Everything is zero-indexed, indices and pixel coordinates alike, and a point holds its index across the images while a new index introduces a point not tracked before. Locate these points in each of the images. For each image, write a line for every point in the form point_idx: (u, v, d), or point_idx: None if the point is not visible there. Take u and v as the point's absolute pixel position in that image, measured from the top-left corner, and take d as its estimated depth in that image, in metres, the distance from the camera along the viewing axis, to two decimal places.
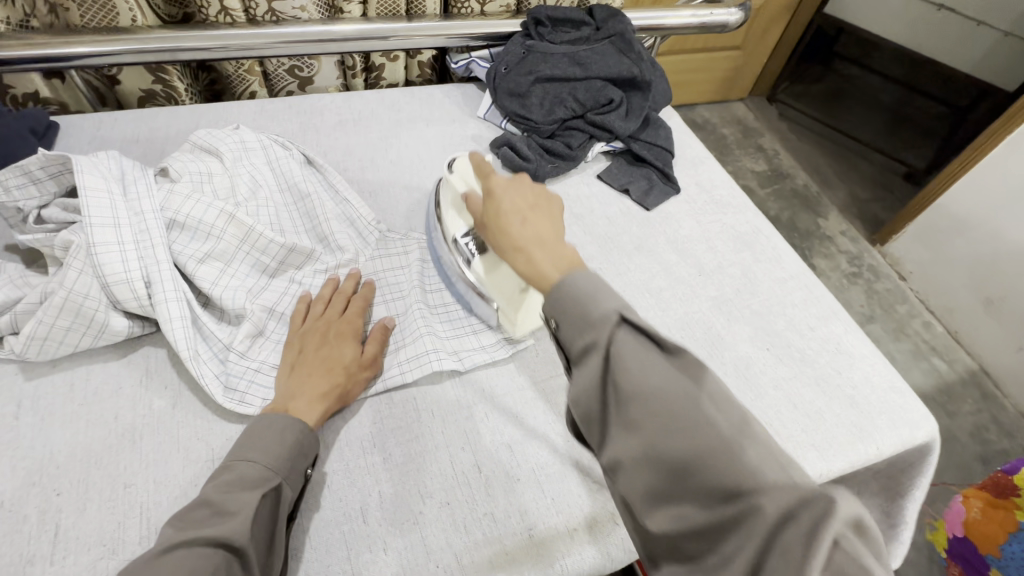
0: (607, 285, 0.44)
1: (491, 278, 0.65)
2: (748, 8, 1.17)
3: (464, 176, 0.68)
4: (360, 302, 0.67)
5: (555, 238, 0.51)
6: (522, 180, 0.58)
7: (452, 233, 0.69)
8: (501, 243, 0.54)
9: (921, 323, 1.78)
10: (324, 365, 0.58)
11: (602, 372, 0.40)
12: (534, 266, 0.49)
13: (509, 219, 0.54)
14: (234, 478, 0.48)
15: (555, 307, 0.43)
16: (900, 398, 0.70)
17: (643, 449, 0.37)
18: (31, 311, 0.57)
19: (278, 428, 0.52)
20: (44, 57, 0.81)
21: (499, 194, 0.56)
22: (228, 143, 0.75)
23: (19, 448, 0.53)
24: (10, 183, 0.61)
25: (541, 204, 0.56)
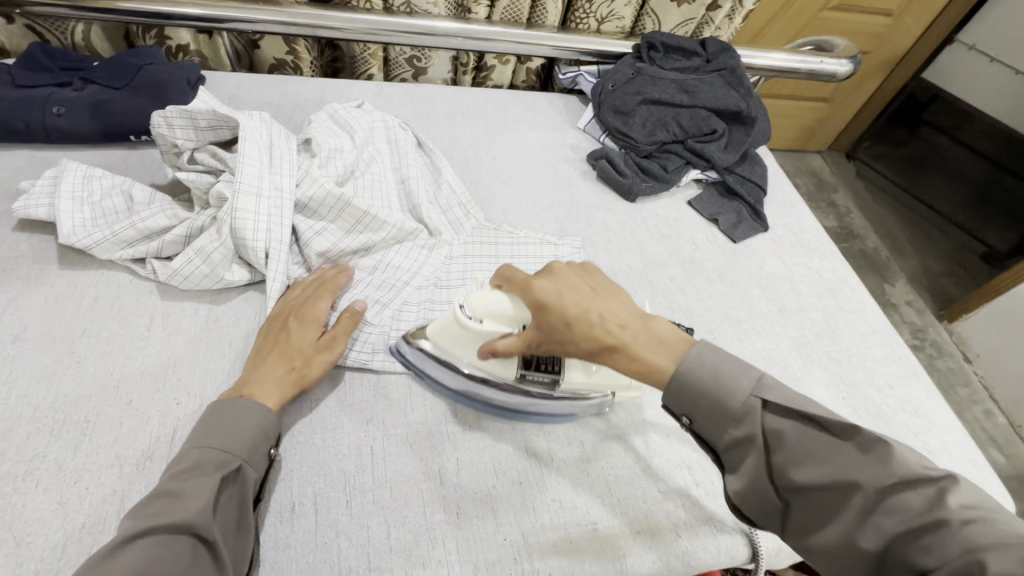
0: (736, 362, 0.47)
1: (595, 375, 0.59)
2: (857, 61, 1.17)
3: (488, 309, 0.55)
4: (329, 285, 0.65)
5: (639, 318, 0.52)
6: (557, 271, 0.54)
7: (512, 376, 0.60)
8: (573, 339, 0.51)
9: (981, 410, 1.70)
10: (278, 350, 0.58)
11: (717, 404, 0.46)
12: (643, 364, 0.49)
13: (586, 323, 0.50)
14: (191, 465, 0.47)
15: (688, 407, 0.47)
16: (977, 471, 0.68)
17: (842, 532, 0.40)
18: (177, 243, 0.65)
19: (235, 413, 0.52)
20: (206, 16, 0.89)
21: (562, 299, 0.51)
22: (360, 122, 0.82)
23: (150, 355, 0.60)
24: (175, 122, 0.67)
25: (595, 286, 0.54)
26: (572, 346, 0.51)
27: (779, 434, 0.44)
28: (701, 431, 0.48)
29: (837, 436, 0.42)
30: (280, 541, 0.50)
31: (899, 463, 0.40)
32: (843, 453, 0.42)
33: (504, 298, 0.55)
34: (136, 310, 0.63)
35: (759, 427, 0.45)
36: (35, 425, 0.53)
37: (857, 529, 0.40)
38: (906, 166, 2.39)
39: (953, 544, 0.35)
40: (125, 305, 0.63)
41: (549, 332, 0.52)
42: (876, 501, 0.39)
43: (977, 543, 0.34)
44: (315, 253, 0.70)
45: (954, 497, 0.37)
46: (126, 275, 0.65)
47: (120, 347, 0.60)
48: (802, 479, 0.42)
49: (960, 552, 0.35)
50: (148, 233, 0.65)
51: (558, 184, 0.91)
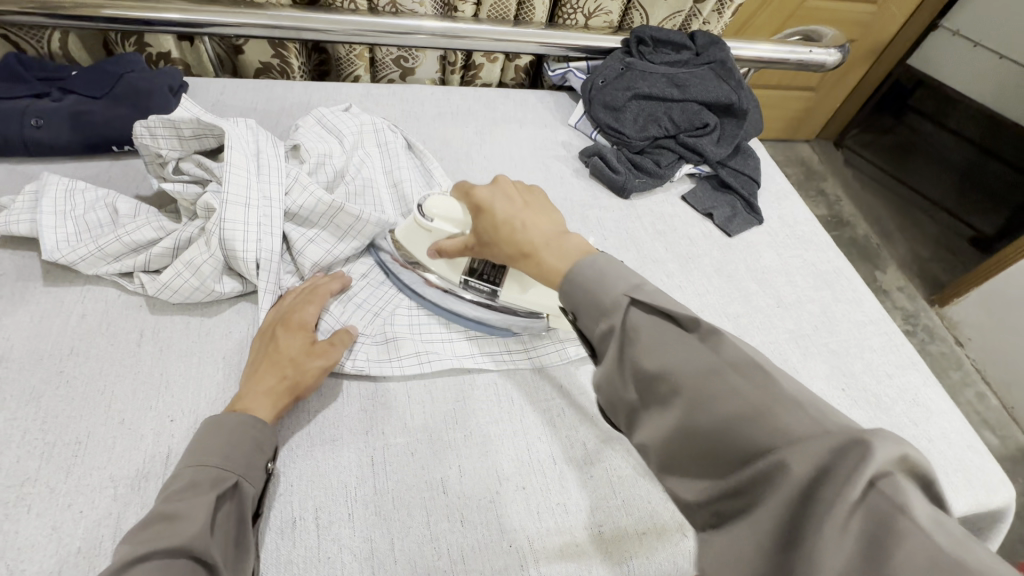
0: (618, 267, 0.45)
1: (529, 295, 0.65)
2: (846, 51, 1.17)
3: (443, 212, 0.64)
4: (319, 295, 0.63)
5: (558, 233, 0.53)
6: (502, 184, 0.59)
7: (458, 280, 0.67)
8: (502, 237, 0.55)
9: (974, 393, 1.72)
10: (267, 363, 0.56)
11: (598, 299, 0.43)
12: (545, 270, 0.50)
13: (507, 229, 0.55)
14: (184, 485, 0.46)
15: (579, 302, 0.44)
16: (977, 458, 0.68)
17: (676, 419, 0.37)
18: (165, 255, 0.63)
19: (229, 429, 0.51)
20: (186, 22, 0.87)
21: (492, 206, 0.56)
22: (348, 126, 0.80)
23: (141, 371, 0.58)
24: (158, 132, 0.66)
25: (528, 200, 0.58)
26: (494, 250, 0.57)
27: (636, 332, 0.40)
28: (585, 329, 0.45)
29: (686, 330, 0.39)
30: (282, 558, 0.49)
31: (729, 351, 0.37)
32: (685, 343, 0.38)
33: (457, 207, 0.63)
34: (125, 325, 0.61)
35: (625, 321, 0.41)
36: (25, 448, 0.51)
37: (690, 409, 0.36)
38: (893, 153, 2.40)
39: (849, 486, 0.28)
40: (113, 320, 0.62)
41: (482, 237, 0.58)
42: (723, 379, 0.36)
43: (899, 508, 0.27)
44: (306, 260, 0.68)
45: (783, 386, 0.35)
46: (114, 290, 0.64)
47: (109, 364, 0.58)
48: (704, 425, 0.35)
49: (781, 436, 0.32)
50: (135, 246, 0.64)
51: (551, 183, 0.90)
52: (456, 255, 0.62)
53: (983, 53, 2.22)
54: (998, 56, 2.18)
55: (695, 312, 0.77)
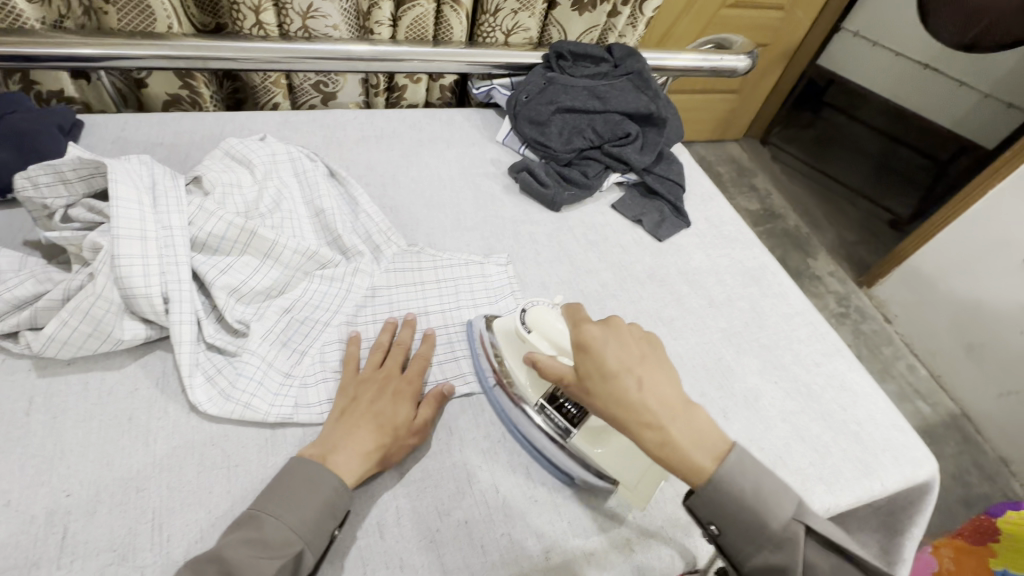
0: (769, 478, 0.48)
1: (599, 453, 0.56)
2: (755, 56, 1.23)
3: (547, 331, 0.57)
4: (420, 359, 0.62)
5: (681, 404, 0.49)
6: (617, 325, 0.53)
7: (533, 401, 0.60)
8: (605, 392, 0.49)
9: (905, 365, 1.83)
10: (374, 422, 0.54)
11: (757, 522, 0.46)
12: (673, 452, 0.47)
13: (621, 386, 0.48)
14: (257, 538, 0.45)
15: (718, 515, 0.47)
16: (902, 435, 0.71)
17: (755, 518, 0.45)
18: (52, 308, 0.57)
19: (309, 480, 0.49)
20: (74, 55, 0.81)
21: (602, 349, 0.50)
22: (259, 155, 0.76)
23: (29, 444, 0.52)
24: (39, 179, 0.61)
25: (645, 352, 0.52)
26: (597, 403, 0.50)
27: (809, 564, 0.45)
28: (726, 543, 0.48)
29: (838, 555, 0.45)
30: None
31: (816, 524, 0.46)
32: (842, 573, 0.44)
33: (563, 333, 0.56)
34: (10, 393, 0.55)
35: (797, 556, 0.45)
36: None
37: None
38: (813, 146, 2.56)
39: None
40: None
41: (581, 377, 0.50)
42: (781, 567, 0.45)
43: None
44: (220, 289, 0.63)
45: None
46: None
47: None
48: None
49: None
50: (19, 303, 0.58)
51: (481, 201, 0.90)
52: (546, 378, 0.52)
53: (881, 52, 2.40)
54: (893, 53, 2.36)
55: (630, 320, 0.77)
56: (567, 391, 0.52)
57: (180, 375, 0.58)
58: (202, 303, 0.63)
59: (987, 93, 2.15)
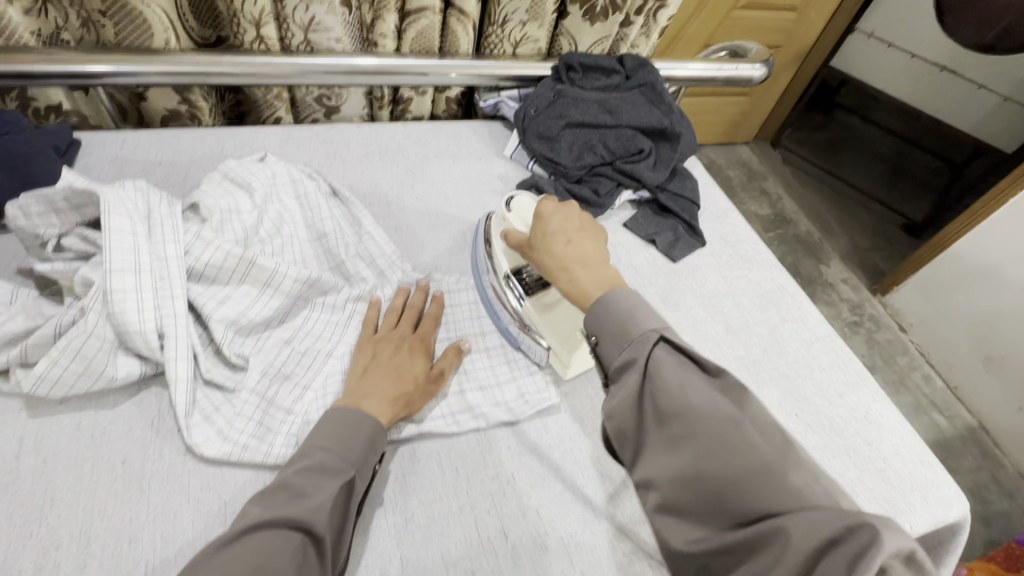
0: (646, 304, 0.51)
1: (544, 318, 0.67)
2: (771, 65, 1.19)
3: (524, 215, 0.71)
4: (429, 319, 0.68)
5: (596, 259, 0.58)
6: (570, 208, 0.65)
7: (503, 272, 0.71)
8: (541, 247, 0.61)
9: (922, 377, 1.78)
10: (397, 372, 0.60)
11: (630, 347, 0.48)
12: (577, 286, 0.56)
13: (552, 242, 0.60)
14: (314, 465, 0.49)
15: (598, 327, 0.51)
16: (931, 473, 0.68)
17: (686, 460, 0.43)
18: (43, 346, 0.55)
19: (352, 420, 0.53)
20: (69, 73, 0.78)
21: (547, 218, 0.63)
22: (259, 177, 0.73)
23: (19, 490, 0.50)
24: (32, 209, 0.59)
25: (585, 227, 0.62)
26: (536, 255, 0.62)
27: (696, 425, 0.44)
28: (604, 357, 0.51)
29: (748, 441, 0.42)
30: None
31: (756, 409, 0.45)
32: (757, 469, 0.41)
33: None
34: (0, 434, 0.53)
35: (678, 393, 0.45)
36: None
37: (699, 456, 0.43)
38: (826, 150, 2.50)
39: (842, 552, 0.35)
40: None
41: (530, 244, 0.64)
42: (652, 382, 0.46)
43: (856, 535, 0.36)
44: (218, 322, 0.60)
45: (792, 468, 0.41)
46: None
47: None
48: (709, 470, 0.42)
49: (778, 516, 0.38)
50: (9, 340, 0.55)
51: None
52: (512, 246, 0.66)
53: (896, 54, 2.34)
54: (908, 56, 2.30)
55: None
56: (524, 254, 0.65)
57: (176, 414, 0.56)
58: (200, 337, 0.60)
59: (1005, 96, 2.09)
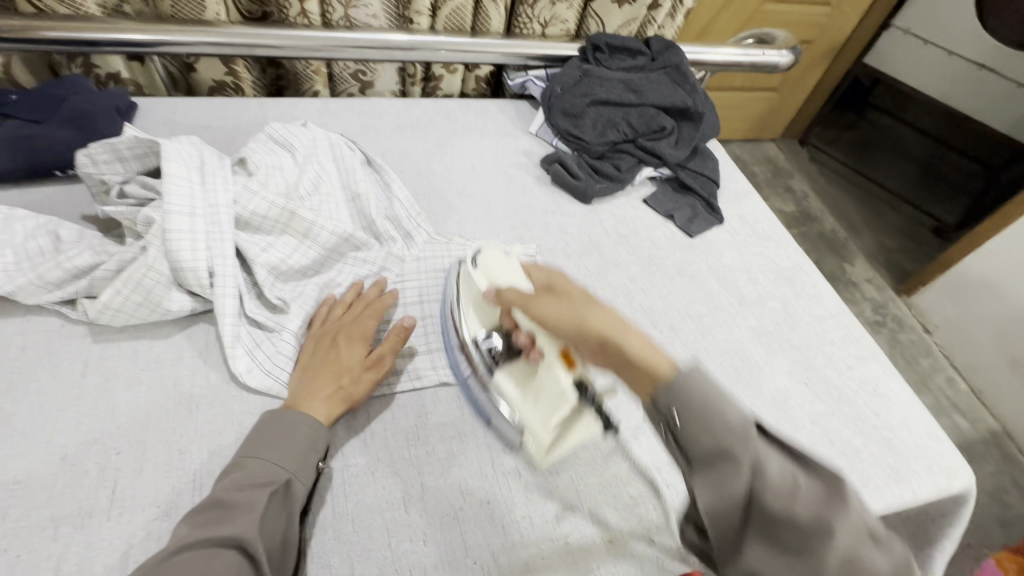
0: (722, 387, 0.42)
1: (524, 402, 0.59)
2: (798, 51, 1.20)
3: (496, 272, 0.64)
4: (375, 305, 0.65)
5: (625, 328, 0.48)
6: (564, 294, 0.53)
7: (471, 336, 0.65)
8: (560, 319, 0.51)
9: (943, 378, 1.76)
10: (327, 367, 0.58)
11: (716, 413, 0.41)
12: (640, 368, 0.44)
13: (576, 330, 0.50)
14: (244, 477, 0.48)
15: (681, 402, 0.42)
16: (937, 445, 0.69)
17: (730, 482, 0.39)
18: (107, 278, 0.60)
19: (280, 421, 0.53)
20: (129, 41, 0.85)
21: (550, 316, 0.52)
22: (300, 139, 0.78)
23: (84, 405, 0.56)
24: (99, 157, 0.65)
25: (593, 318, 0.49)
26: (552, 319, 0.52)
27: (765, 464, 0.39)
28: (681, 434, 0.42)
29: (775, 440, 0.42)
30: None
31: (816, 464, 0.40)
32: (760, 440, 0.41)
33: (514, 273, 0.64)
34: (67, 356, 0.59)
35: (747, 456, 0.39)
36: None
37: (736, 437, 0.40)
38: (855, 148, 2.47)
39: None
40: (56, 352, 0.59)
41: (540, 319, 0.53)
42: (756, 475, 0.39)
43: None
44: (261, 266, 0.65)
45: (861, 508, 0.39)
46: (56, 319, 0.62)
47: (51, 399, 0.56)
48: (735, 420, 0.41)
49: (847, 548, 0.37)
50: (76, 272, 0.61)
51: (513, 191, 0.90)
52: (507, 301, 0.57)
53: (931, 51, 2.29)
54: (945, 52, 2.25)
55: (659, 314, 0.77)
56: (525, 304, 0.55)
57: (222, 348, 0.61)
58: (244, 280, 0.65)
59: None
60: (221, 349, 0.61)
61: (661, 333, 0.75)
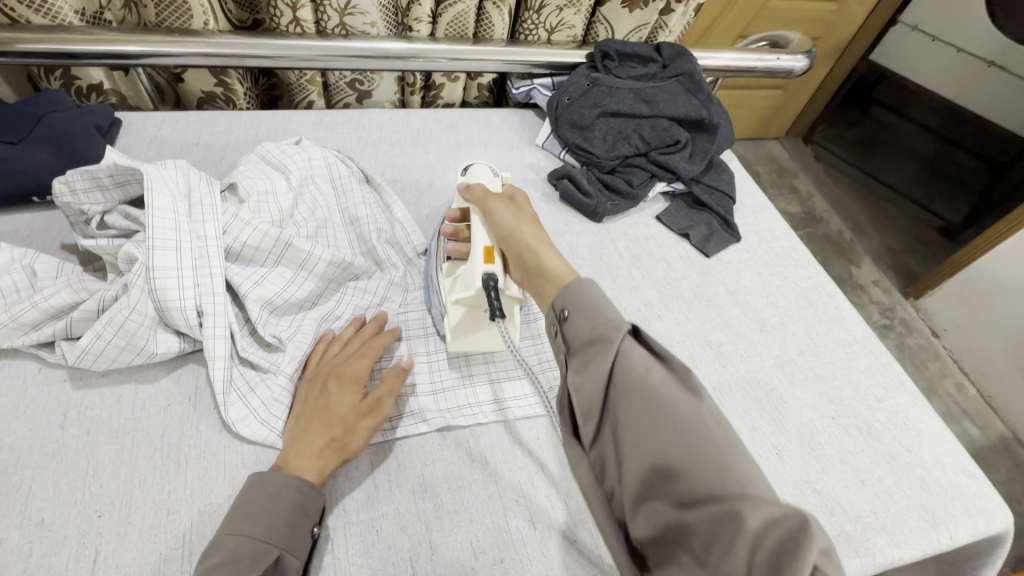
0: (597, 297, 0.44)
1: (453, 309, 0.62)
2: (813, 56, 1.15)
3: (482, 181, 0.67)
4: (370, 345, 0.60)
5: (549, 250, 0.53)
6: (517, 202, 0.61)
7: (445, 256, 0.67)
8: (497, 233, 0.57)
9: (954, 384, 1.73)
10: (317, 418, 0.53)
11: (596, 314, 0.43)
12: (544, 275, 0.50)
13: (510, 237, 0.56)
14: (225, 559, 0.43)
15: (572, 303, 0.44)
16: (972, 483, 0.65)
17: (609, 415, 0.41)
18: (88, 319, 0.56)
19: (267, 487, 0.48)
20: (111, 52, 0.79)
21: (492, 216, 0.58)
22: (295, 160, 0.74)
23: (63, 460, 0.51)
24: (77, 186, 0.60)
25: (534, 223, 0.58)
26: (496, 222, 0.58)
27: (632, 357, 0.41)
28: (569, 328, 0.44)
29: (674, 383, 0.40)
30: None
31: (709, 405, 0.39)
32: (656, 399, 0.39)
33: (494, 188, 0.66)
34: (46, 404, 0.55)
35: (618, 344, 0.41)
36: None
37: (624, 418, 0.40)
38: (861, 147, 2.43)
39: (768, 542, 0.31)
40: (33, 401, 0.55)
41: (485, 239, 0.58)
42: (645, 399, 0.39)
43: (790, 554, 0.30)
44: (254, 302, 0.61)
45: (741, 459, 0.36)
46: (33, 363, 0.57)
47: (28, 454, 0.51)
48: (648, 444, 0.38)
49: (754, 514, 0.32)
50: (54, 313, 0.57)
51: None
52: (472, 195, 0.62)
53: (940, 48, 2.25)
54: (954, 49, 2.21)
55: (676, 343, 0.73)
56: (484, 201, 0.61)
57: (213, 393, 0.56)
58: (235, 317, 0.61)
59: None
60: (212, 394, 0.57)
61: (680, 364, 0.71)
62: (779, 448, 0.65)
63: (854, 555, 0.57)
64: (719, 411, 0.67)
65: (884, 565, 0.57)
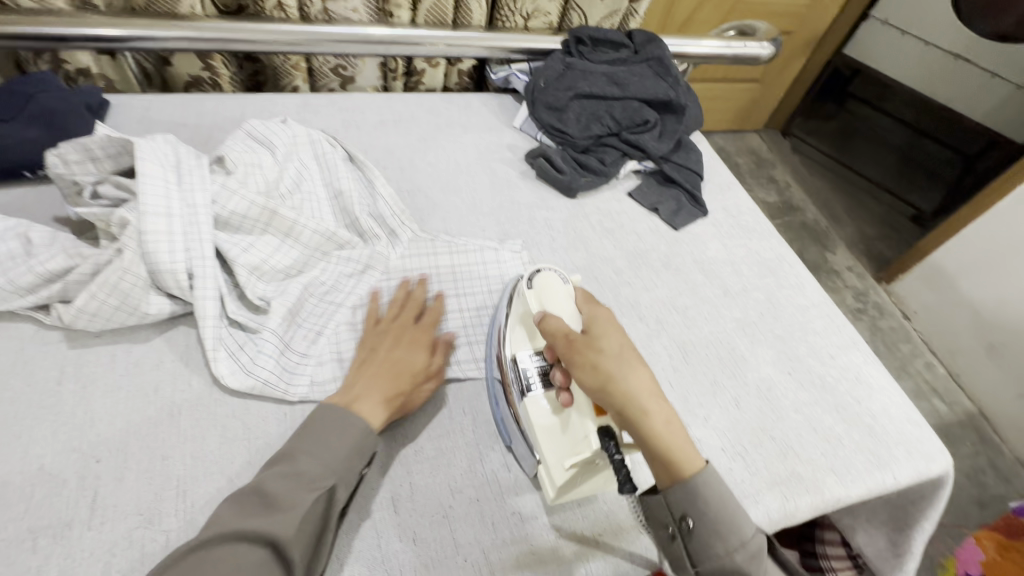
0: (721, 497, 0.49)
1: (543, 425, 0.56)
2: (778, 43, 1.21)
3: (552, 299, 0.60)
4: (434, 312, 0.67)
5: (655, 390, 0.51)
6: (595, 310, 0.57)
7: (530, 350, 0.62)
8: (590, 379, 0.51)
9: (922, 363, 1.80)
10: (391, 370, 0.58)
11: (724, 530, 0.48)
12: (661, 441, 0.49)
13: (615, 382, 0.50)
14: (287, 473, 0.49)
15: (690, 503, 0.48)
16: (916, 430, 0.71)
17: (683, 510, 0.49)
18: (82, 282, 0.59)
19: (342, 421, 0.53)
20: (99, 35, 0.82)
21: (595, 339, 0.53)
22: (280, 137, 0.77)
23: (61, 413, 0.54)
24: (70, 157, 0.63)
25: (625, 344, 0.53)
26: (581, 372, 0.52)
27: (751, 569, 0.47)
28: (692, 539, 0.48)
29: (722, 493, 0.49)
30: None
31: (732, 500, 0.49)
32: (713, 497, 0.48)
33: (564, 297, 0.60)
34: (42, 362, 0.57)
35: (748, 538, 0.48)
36: None
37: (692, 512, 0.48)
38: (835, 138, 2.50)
39: None
40: (30, 360, 0.57)
41: (568, 341, 0.54)
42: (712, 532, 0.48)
43: None
44: (243, 267, 0.64)
45: None
46: (29, 325, 0.60)
47: (27, 407, 0.54)
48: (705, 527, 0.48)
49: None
50: (49, 277, 0.59)
51: (498, 186, 0.90)
52: (551, 332, 0.55)
53: (909, 41, 2.31)
54: (922, 42, 2.27)
55: (645, 308, 0.78)
56: (564, 346, 0.54)
57: (204, 350, 0.60)
58: (225, 281, 0.64)
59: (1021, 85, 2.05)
60: (203, 351, 0.60)
61: (648, 327, 0.75)
62: (739, 400, 0.69)
63: (804, 492, 0.62)
64: (683, 368, 0.72)
65: (831, 502, 0.62)
